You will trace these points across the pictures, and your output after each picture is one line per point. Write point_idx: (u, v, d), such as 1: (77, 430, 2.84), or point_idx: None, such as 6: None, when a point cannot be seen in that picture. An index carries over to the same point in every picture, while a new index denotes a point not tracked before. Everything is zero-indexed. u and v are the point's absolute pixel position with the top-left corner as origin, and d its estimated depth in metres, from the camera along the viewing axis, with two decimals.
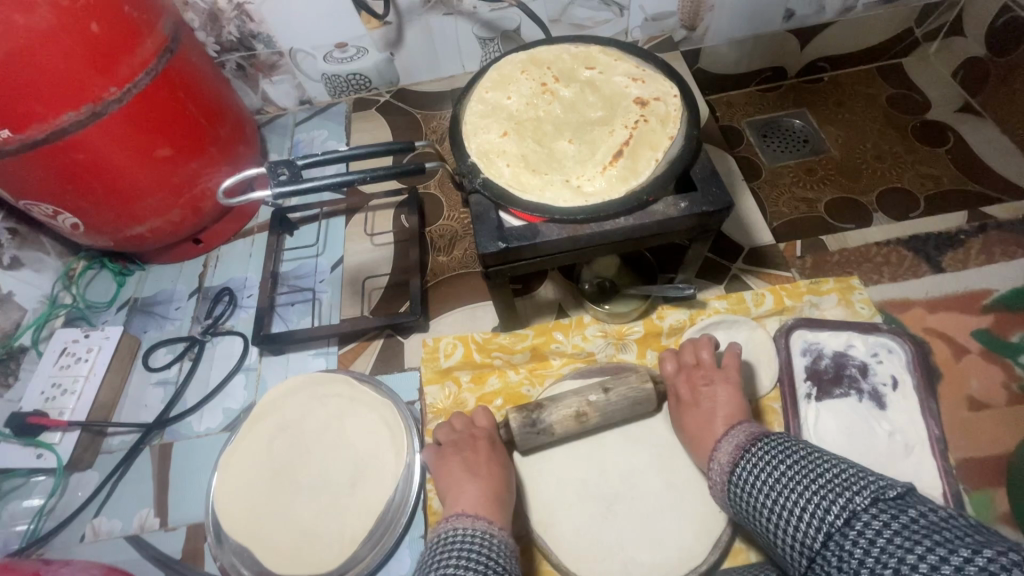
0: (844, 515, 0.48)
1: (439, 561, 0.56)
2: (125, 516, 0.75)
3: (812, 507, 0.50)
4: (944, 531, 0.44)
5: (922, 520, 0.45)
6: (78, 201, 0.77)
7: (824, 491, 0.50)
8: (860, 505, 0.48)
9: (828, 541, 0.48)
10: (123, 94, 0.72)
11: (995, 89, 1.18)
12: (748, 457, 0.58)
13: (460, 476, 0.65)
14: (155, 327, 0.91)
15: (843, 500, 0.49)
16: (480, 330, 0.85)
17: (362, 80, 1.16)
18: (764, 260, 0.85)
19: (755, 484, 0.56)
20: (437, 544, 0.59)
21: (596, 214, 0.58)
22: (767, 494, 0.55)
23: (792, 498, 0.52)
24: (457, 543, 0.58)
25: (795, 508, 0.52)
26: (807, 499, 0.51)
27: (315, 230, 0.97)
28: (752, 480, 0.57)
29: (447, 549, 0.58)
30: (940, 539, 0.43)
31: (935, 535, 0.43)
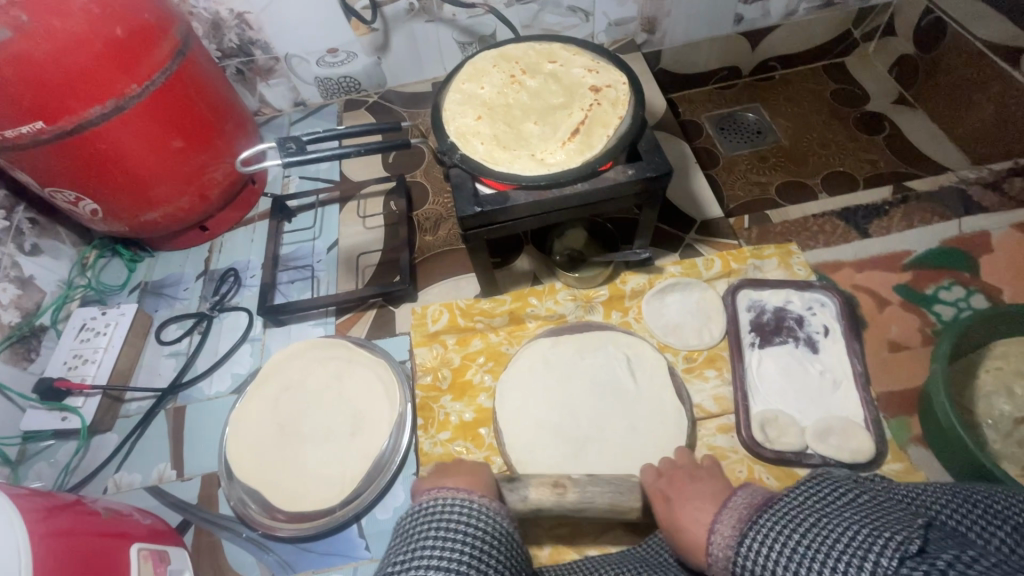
0: None
1: (420, 530, 0.58)
2: (144, 470, 0.83)
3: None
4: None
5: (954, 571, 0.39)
6: (99, 188, 0.86)
7: (847, 557, 0.44)
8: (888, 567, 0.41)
9: None
10: (142, 90, 0.81)
11: (924, 82, 1.32)
12: (753, 530, 0.50)
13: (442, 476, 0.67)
14: (166, 306, 1.00)
15: (870, 563, 0.42)
16: (463, 298, 0.95)
17: (352, 82, 1.26)
18: (714, 231, 0.97)
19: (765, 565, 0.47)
20: (420, 514, 0.60)
21: (557, 180, 0.69)
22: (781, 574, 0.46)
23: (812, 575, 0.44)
24: (438, 514, 0.59)
25: None
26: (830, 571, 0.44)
27: (311, 216, 1.06)
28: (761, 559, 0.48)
29: (428, 518, 0.59)
30: None
31: None
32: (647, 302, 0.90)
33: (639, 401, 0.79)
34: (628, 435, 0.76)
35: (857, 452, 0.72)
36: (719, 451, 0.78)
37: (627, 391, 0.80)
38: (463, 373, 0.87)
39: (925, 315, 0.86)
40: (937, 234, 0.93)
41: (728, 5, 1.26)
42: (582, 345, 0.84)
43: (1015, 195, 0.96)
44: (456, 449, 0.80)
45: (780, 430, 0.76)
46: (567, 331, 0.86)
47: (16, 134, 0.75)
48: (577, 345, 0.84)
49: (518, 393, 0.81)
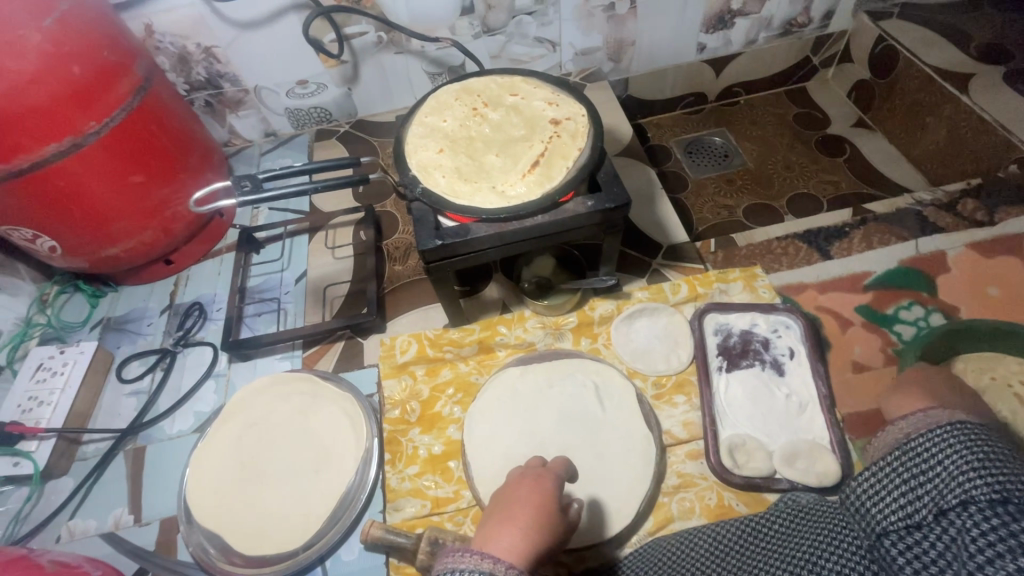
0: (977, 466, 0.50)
1: None
2: (100, 516, 0.80)
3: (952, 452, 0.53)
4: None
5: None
6: (57, 225, 0.85)
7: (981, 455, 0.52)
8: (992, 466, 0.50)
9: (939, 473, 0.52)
10: (101, 127, 0.81)
11: (880, 107, 1.36)
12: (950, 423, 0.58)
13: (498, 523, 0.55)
14: (128, 342, 0.98)
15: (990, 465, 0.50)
16: (432, 327, 0.94)
17: (323, 112, 1.27)
18: (681, 256, 0.98)
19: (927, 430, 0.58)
20: None
21: (517, 213, 0.69)
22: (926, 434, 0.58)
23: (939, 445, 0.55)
24: None
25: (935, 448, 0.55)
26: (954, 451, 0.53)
27: (280, 247, 1.06)
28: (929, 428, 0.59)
29: None
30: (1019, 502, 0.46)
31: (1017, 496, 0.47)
32: (615, 328, 0.90)
33: (607, 429, 0.78)
34: (596, 464, 0.75)
35: (823, 475, 0.73)
36: (689, 478, 0.77)
37: (596, 418, 0.79)
38: (432, 405, 0.86)
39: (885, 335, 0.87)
40: (896, 255, 0.96)
41: (690, 34, 1.29)
42: (550, 374, 0.84)
43: (968, 216, 1.00)
44: (424, 484, 0.79)
45: (748, 455, 0.76)
46: (536, 360, 0.86)
47: None
48: (545, 374, 0.84)
49: (486, 425, 0.80)
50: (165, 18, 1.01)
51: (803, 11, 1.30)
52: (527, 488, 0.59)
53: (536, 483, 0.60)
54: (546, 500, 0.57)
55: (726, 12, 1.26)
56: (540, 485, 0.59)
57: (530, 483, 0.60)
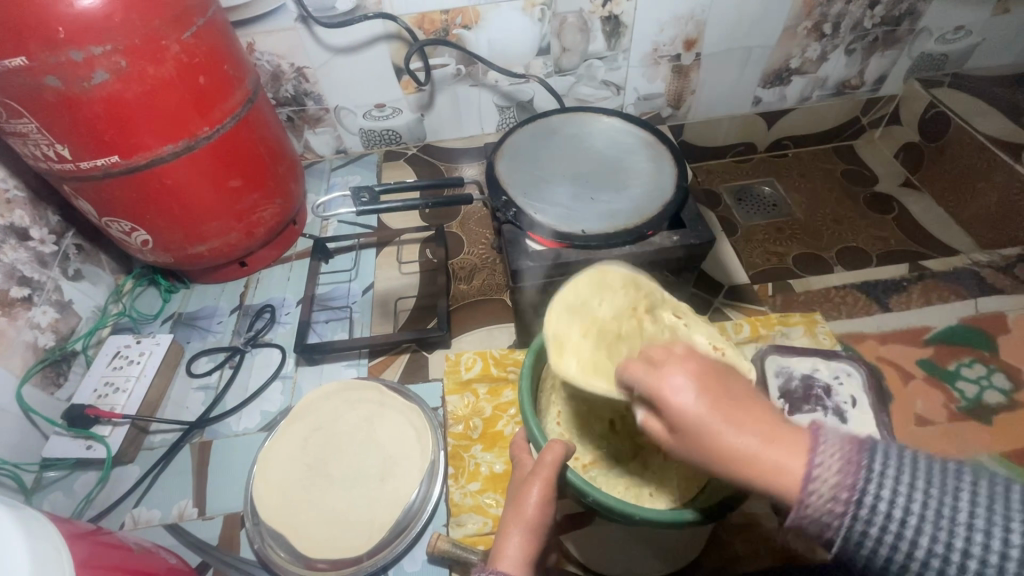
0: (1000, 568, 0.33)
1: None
2: (164, 506, 0.81)
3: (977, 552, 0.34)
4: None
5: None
6: (155, 220, 0.89)
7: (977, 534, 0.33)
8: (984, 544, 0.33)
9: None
10: (212, 132, 0.86)
11: (928, 169, 1.40)
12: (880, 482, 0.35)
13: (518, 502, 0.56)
14: (198, 338, 1.01)
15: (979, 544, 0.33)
16: (498, 347, 0.96)
17: (393, 135, 1.33)
18: (742, 297, 1.00)
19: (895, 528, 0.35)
20: None
21: (606, 241, 0.73)
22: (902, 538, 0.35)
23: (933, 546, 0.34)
24: None
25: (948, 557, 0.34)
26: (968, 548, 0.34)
27: (351, 259, 1.10)
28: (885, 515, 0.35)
29: None
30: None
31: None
32: None
33: None
34: None
35: None
36: (754, 518, 0.77)
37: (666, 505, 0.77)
38: (494, 424, 0.87)
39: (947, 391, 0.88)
40: (956, 313, 0.97)
41: (748, 87, 1.36)
42: None
43: None
44: (486, 502, 0.79)
45: None
46: None
47: (91, 166, 0.79)
48: None
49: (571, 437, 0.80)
50: (269, 38, 1.09)
51: (857, 74, 1.37)
52: (524, 493, 0.56)
53: (531, 484, 0.55)
54: (543, 500, 0.55)
55: (784, 70, 1.33)
56: (533, 489, 0.55)
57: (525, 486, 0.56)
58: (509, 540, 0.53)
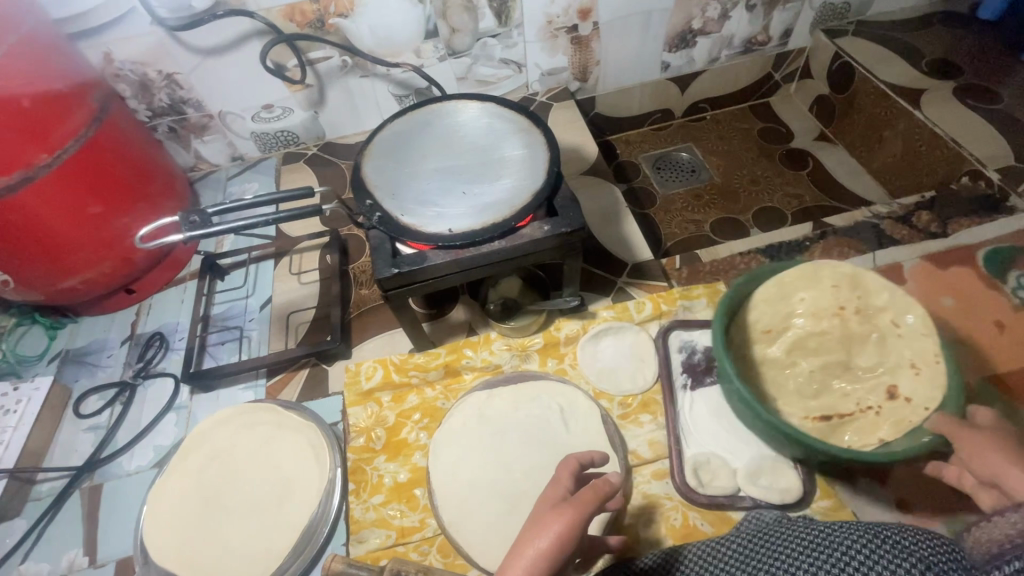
0: None
1: None
2: (53, 559, 0.77)
3: None
4: None
5: None
6: (9, 259, 0.83)
7: None
8: None
9: None
10: (53, 159, 0.80)
11: (840, 120, 1.41)
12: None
13: (538, 525, 0.51)
14: (87, 375, 0.95)
15: None
16: (399, 352, 0.93)
17: (290, 136, 1.27)
18: (645, 273, 0.98)
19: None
20: None
21: (473, 239, 0.70)
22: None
23: None
24: None
25: None
26: None
27: (244, 274, 1.05)
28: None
29: None
30: None
31: None
32: (582, 348, 0.90)
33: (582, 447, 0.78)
34: None
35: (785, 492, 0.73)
36: (654, 498, 0.77)
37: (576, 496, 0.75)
38: (398, 432, 0.85)
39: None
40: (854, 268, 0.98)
41: (654, 53, 1.32)
42: (516, 398, 0.84)
43: (923, 228, 1.03)
44: (389, 513, 0.78)
45: (713, 474, 0.76)
46: (502, 383, 0.86)
47: None
48: (511, 398, 0.84)
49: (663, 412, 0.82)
50: (126, 46, 1.01)
51: (763, 30, 1.34)
52: (541, 527, 0.51)
53: (545, 526, 0.51)
54: (563, 538, 0.50)
55: (688, 32, 1.29)
56: (553, 522, 0.50)
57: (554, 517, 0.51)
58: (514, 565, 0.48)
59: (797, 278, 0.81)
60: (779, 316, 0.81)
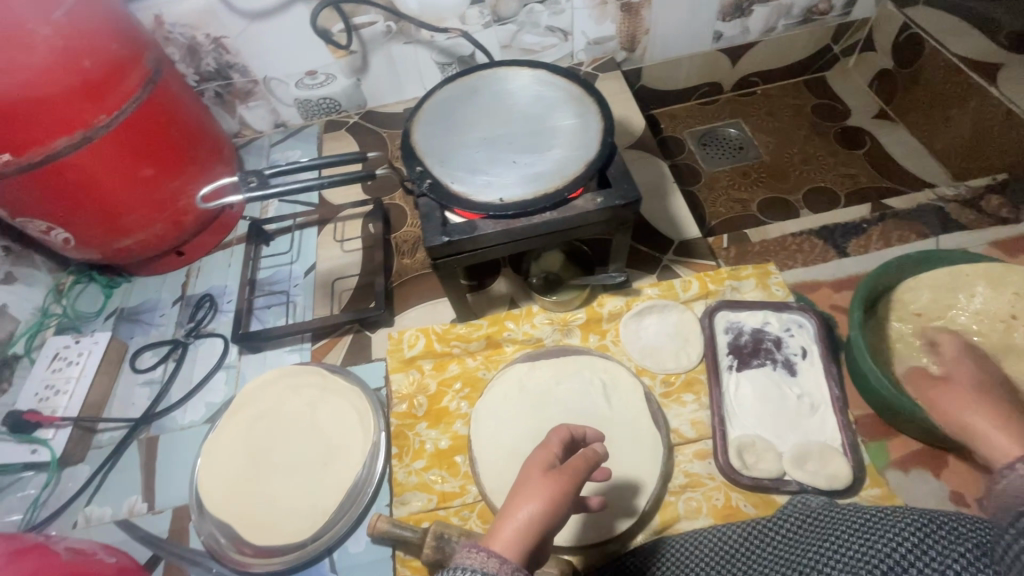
0: None
1: None
2: (114, 503, 0.82)
3: None
4: None
5: None
6: (70, 218, 0.86)
7: None
8: None
9: None
10: (111, 120, 0.81)
11: (903, 97, 1.33)
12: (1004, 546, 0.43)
13: (523, 487, 0.49)
14: (141, 332, 0.99)
15: None
16: (441, 322, 0.94)
17: (332, 103, 1.26)
18: (692, 251, 0.96)
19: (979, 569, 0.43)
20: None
21: (525, 209, 0.69)
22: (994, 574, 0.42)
23: None
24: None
25: None
26: None
27: (289, 240, 1.06)
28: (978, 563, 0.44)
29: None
30: None
31: None
32: (625, 325, 0.89)
33: (624, 422, 0.78)
34: (614, 451, 0.76)
35: (834, 478, 0.72)
36: (696, 477, 0.77)
37: (614, 469, 0.75)
38: (439, 400, 0.86)
39: (888, 331, 0.83)
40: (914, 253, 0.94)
41: (707, 23, 1.26)
42: (557, 371, 0.83)
43: (992, 213, 0.97)
44: (430, 478, 0.80)
45: (758, 456, 0.75)
46: (543, 356, 0.86)
47: None
48: (552, 371, 0.84)
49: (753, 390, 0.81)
50: (176, 8, 1.01)
51: None
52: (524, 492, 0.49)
53: (527, 498, 0.48)
54: (551, 505, 0.48)
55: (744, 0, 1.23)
56: (541, 488, 0.49)
57: (536, 490, 0.48)
58: (506, 522, 0.46)
59: (978, 271, 0.80)
60: (938, 300, 0.82)
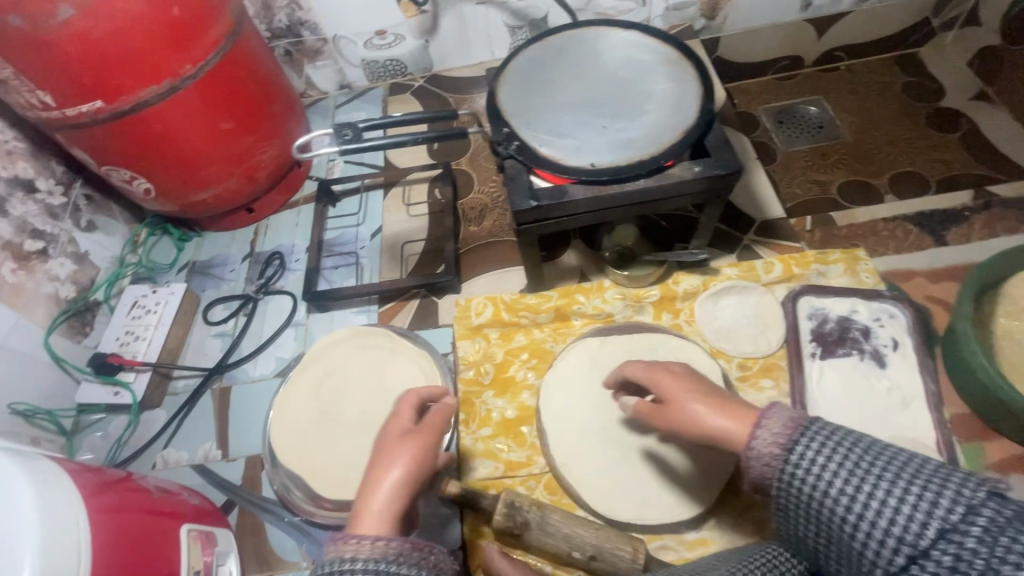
0: (960, 510, 0.40)
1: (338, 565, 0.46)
2: (191, 448, 0.84)
3: (886, 498, 0.43)
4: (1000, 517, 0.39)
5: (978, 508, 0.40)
6: (152, 168, 0.87)
7: (882, 480, 0.44)
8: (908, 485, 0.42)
9: (942, 537, 0.40)
10: (196, 70, 0.81)
11: (1007, 77, 1.23)
12: (803, 448, 0.47)
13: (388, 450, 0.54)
14: (213, 286, 1.01)
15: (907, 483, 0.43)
16: (509, 291, 0.92)
17: (399, 65, 1.24)
18: (775, 232, 0.91)
19: (817, 487, 0.46)
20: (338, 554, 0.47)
21: (619, 175, 0.65)
22: (834, 493, 0.45)
23: (874, 496, 0.43)
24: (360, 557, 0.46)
25: (878, 504, 0.43)
26: (878, 491, 0.43)
27: (357, 201, 1.05)
28: (810, 476, 0.46)
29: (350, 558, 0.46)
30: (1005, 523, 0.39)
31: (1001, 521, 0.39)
32: (700, 305, 0.86)
33: None
34: None
35: None
36: None
37: (688, 451, 0.73)
38: (506, 369, 0.85)
39: (992, 327, 0.77)
40: None
41: None
42: (630, 348, 0.81)
43: None
44: (497, 447, 0.79)
45: None
46: (615, 331, 0.83)
47: (77, 112, 0.76)
48: (624, 348, 0.81)
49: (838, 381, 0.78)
50: None
51: None
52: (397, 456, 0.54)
53: (392, 461, 0.53)
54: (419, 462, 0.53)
55: None
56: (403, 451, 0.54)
57: (390, 460, 0.53)
58: (379, 484, 0.52)
59: None
60: None
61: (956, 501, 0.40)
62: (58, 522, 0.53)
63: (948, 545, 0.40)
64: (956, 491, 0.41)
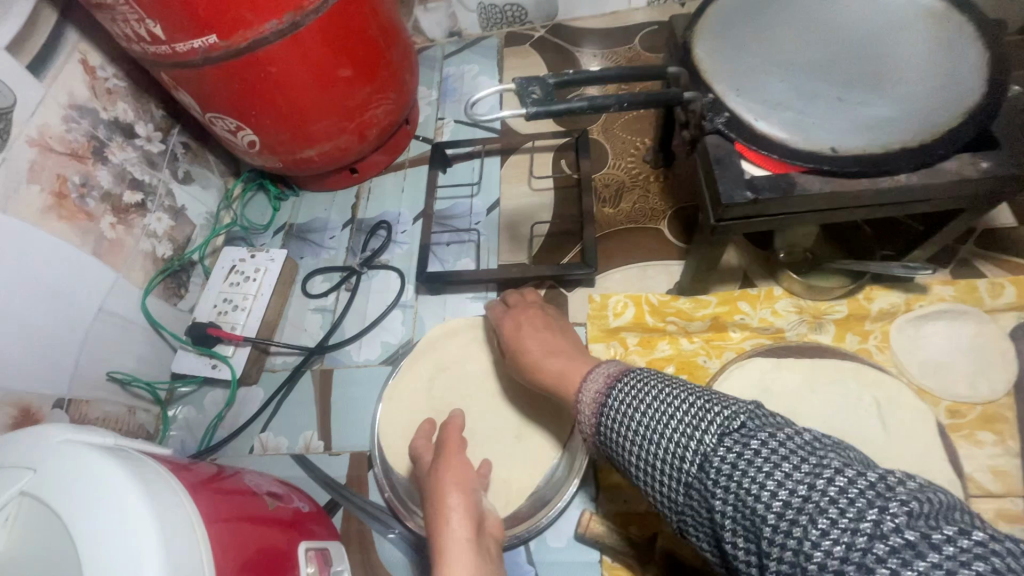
0: (697, 461, 0.36)
1: None
2: (291, 435, 0.77)
3: (670, 454, 0.37)
4: (794, 461, 0.32)
5: (771, 451, 0.33)
6: (261, 118, 0.76)
7: (680, 429, 0.38)
8: (710, 446, 0.35)
9: (691, 492, 0.36)
10: (320, 4, 0.69)
11: None
12: (608, 404, 0.43)
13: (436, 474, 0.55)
14: (311, 254, 0.92)
15: (698, 437, 0.36)
16: (653, 290, 0.78)
17: (518, 11, 1.08)
18: (1000, 245, 0.73)
19: (614, 436, 0.42)
20: None
21: (872, 166, 0.49)
22: (628, 447, 0.41)
23: (654, 449, 0.39)
24: None
25: (658, 456, 0.38)
26: (666, 444, 0.38)
27: (472, 169, 0.93)
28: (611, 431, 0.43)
29: None
30: (786, 472, 0.32)
31: (780, 468, 0.32)
32: (898, 329, 0.70)
33: (908, 458, 0.61)
34: None
35: None
36: None
37: None
38: None
39: None
40: None
41: None
42: (811, 377, 0.67)
43: None
44: None
45: None
46: (786, 354, 0.69)
47: (188, 48, 0.65)
48: (804, 376, 0.67)
49: None
50: None
51: None
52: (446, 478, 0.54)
53: (449, 483, 0.53)
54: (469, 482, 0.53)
55: None
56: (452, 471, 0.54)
57: (443, 500, 0.51)
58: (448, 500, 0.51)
59: None
60: None
61: (697, 452, 0.36)
62: (188, 554, 0.44)
63: (698, 500, 0.35)
64: (705, 438, 0.36)
